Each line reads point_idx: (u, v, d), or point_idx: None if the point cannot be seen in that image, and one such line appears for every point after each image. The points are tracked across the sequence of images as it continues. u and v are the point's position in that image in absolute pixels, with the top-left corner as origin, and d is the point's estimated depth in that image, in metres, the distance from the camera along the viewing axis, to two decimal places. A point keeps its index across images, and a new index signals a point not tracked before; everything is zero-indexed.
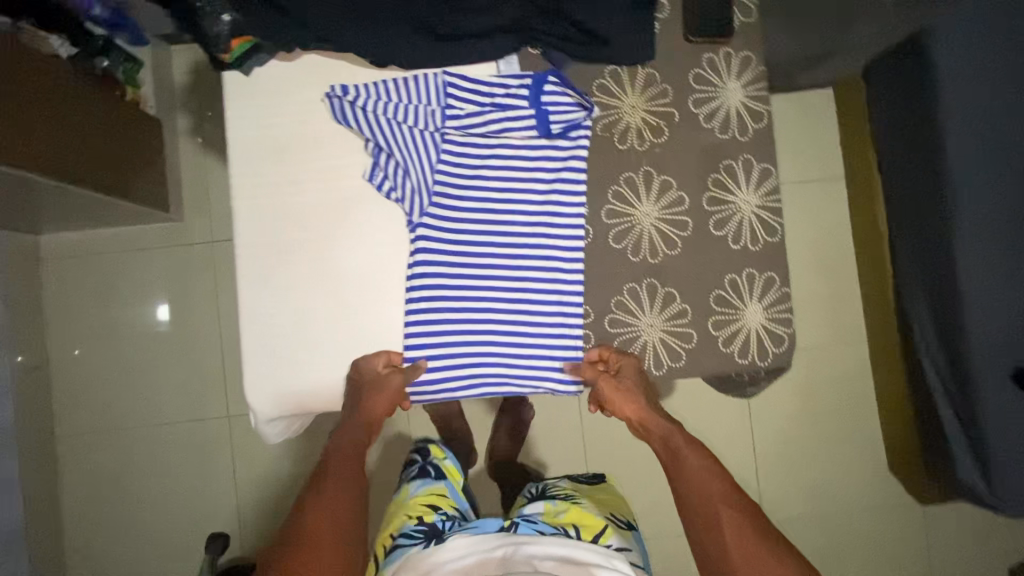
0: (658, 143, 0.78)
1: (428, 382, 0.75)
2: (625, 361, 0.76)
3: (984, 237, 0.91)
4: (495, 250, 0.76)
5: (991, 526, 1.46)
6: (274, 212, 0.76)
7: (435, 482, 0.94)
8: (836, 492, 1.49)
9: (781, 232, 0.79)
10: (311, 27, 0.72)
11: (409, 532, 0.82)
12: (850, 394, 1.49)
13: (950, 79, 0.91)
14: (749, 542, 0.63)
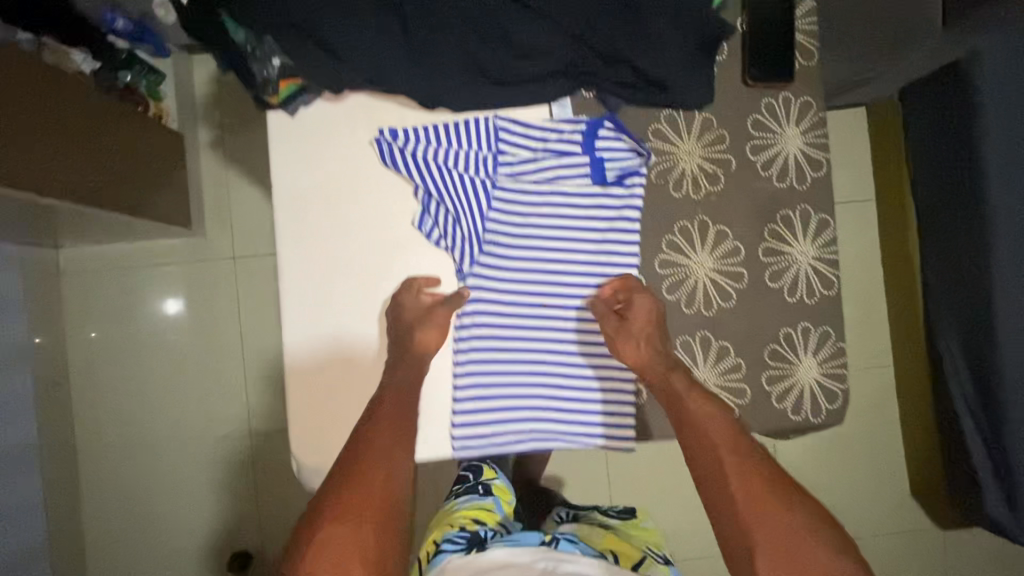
0: (715, 191, 0.76)
1: (477, 436, 0.74)
2: (636, 298, 0.72)
3: None
4: (547, 300, 0.75)
5: (1012, 554, 1.46)
6: (321, 257, 0.75)
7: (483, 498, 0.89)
8: (858, 516, 1.49)
9: (838, 284, 0.77)
10: (360, 70, 0.68)
11: (452, 537, 0.77)
12: (876, 419, 1.48)
13: None
14: (754, 486, 0.62)
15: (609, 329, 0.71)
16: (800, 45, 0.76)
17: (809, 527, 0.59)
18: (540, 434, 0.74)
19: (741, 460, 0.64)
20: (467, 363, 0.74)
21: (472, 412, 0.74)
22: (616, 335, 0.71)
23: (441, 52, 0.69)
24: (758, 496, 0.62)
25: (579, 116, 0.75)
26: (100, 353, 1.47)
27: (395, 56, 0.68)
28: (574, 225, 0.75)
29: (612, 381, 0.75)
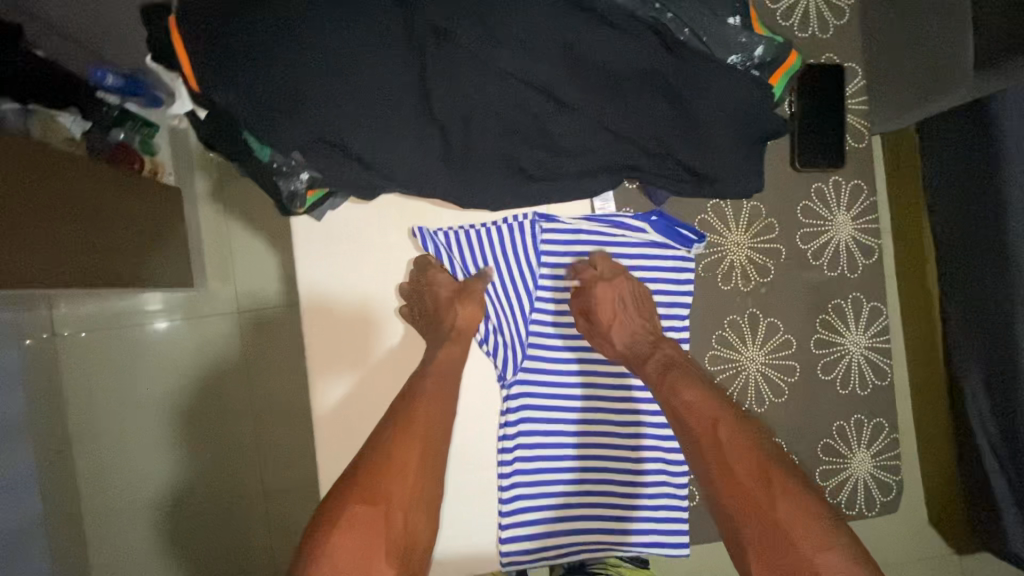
0: (764, 283, 0.73)
1: (527, 548, 0.71)
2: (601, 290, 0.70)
3: None
4: (594, 404, 0.73)
5: None
6: (357, 361, 0.71)
7: None
8: None
9: (891, 374, 0.75)
10: (396, 178, 0.62)
11: None
12: None
13: None
14: (736, 477, 0.60)
15: (583, 328, 0.73)
16: (849, 126, 0.75)
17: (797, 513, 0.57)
18: (589, 545, 0.73)
19: (724, 449, 0.62)
20: (513, 475, 0.71)
21: (521, 524, 0.71)
22: (590, 333, 0.73)
23: (482, 158, 0.63)
24: (740, 489, 0.59)
25: (623, 212, 0.72)
26: (106, 414, 1.41)
27: (434, 164, 0.62)
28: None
29: (663, 487, 0.74)
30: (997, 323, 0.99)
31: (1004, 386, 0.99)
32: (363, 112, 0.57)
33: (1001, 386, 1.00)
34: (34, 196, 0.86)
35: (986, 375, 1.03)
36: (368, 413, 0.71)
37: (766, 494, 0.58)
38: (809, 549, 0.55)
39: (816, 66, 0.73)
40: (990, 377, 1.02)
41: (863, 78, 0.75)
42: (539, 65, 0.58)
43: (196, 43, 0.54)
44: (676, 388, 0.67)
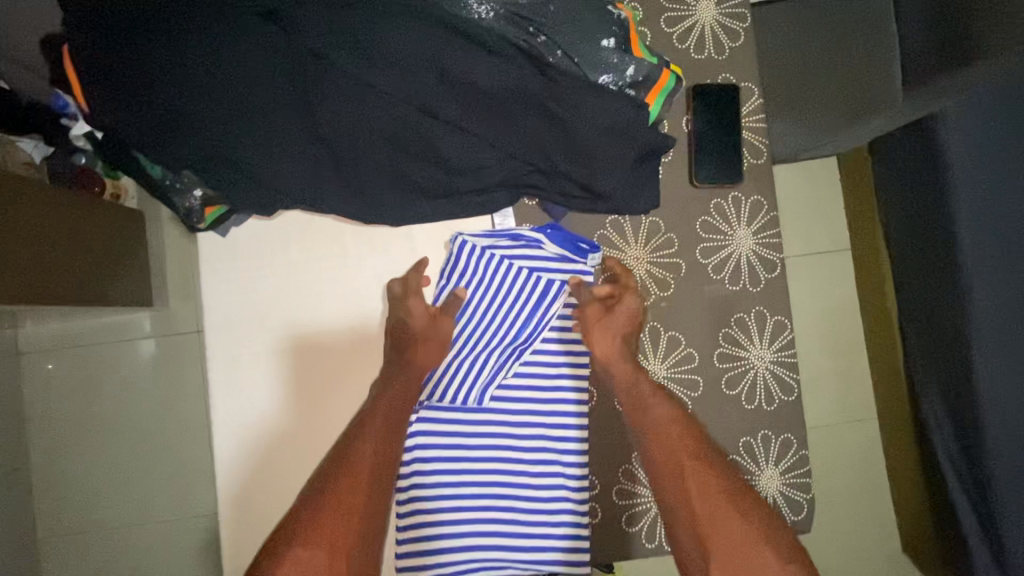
0: (664, 297, 0.74)
1: (423, 566, 0.70)
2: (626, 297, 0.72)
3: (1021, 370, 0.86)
4: (498, 427, 0.73)
5: None
6: (257, 372, 0.73)
7: None
8: None
9: (797, 388, 0.74)
10: (286, 192, 0.64)
11: None
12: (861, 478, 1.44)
13: None
14: (714, 493, 0.62)
15: (592, 316, 0.72)
16: (749, 144, 0.76)
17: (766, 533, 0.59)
18: (488, 564, 0.72)
19: (702, 469, 0.64)
20: (410, 489, 0.71)
21: (417, 540, 0.71)
22: (592, 323, 0.72)
23: (373, 175, 0.65)
24: (716, 505, 0.61)
25: (523, 227, 0.74)
26: (62, 433, 1.42)
27: (325, 181, 0.64)
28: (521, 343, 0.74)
29: (563, 502, 0.73)
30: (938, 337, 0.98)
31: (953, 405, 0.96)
32: (252, 131, 0.61)
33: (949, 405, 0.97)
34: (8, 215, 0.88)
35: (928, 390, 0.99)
36: (271, 431, 0.73)
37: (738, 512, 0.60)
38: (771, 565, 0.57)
39: (709, 87, 0.75)
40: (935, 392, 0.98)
41: (762, 97, 0.77)
42: (418, 87, 0.61)
43: (91, 74, 0.59)
44: (654, 406, 0.69)
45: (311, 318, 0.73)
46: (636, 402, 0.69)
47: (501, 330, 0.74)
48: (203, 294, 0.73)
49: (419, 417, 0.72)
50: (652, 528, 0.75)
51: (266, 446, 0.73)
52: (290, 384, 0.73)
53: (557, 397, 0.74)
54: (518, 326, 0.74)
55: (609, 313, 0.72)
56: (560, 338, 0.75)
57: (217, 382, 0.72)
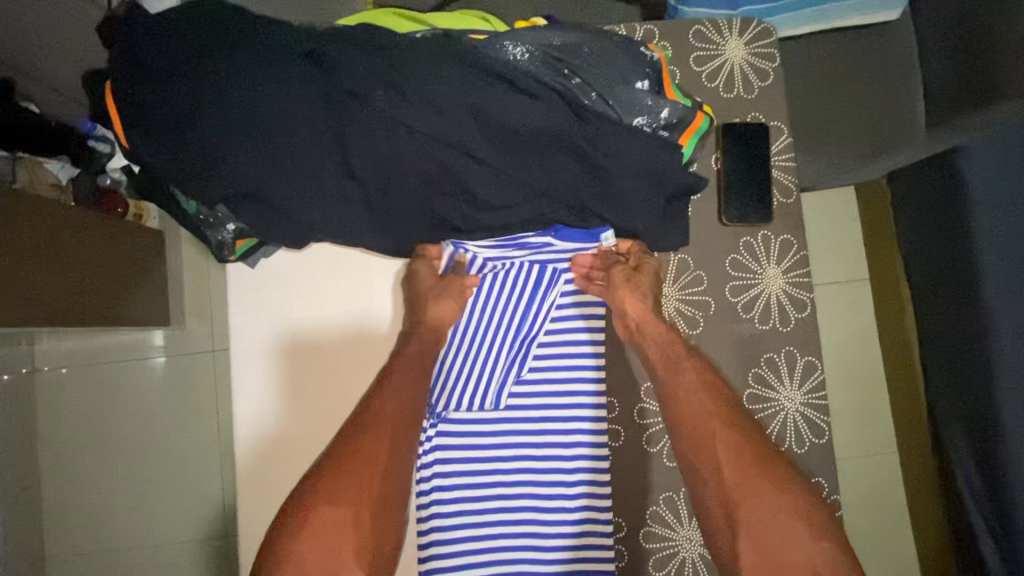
0: (693, 336, 0.73)
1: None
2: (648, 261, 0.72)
3: None
4: (520, 464, 0.71)
5: None
6: (281, 404, 0.72)
7: None
8: None
9: (828, 431, 0.72)
10: (318, 227, 0.64)
11: None
12: None
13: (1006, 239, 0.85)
14: (745, 459, 0.58)
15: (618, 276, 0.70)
16: (779, 182, 0.76)
17: (800, 504, 0.55)
18: None
19: (732, 433, 0.60)
20: (430, 531, 0.69)
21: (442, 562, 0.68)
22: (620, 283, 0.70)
23: (403, 210, 0.65)
24: (747, 472, 0.57)
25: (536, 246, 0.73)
26: (73, 451, 1.41)
27: (356, 217, 0.65)
28: (537, 367, 0.73)
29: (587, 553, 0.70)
30: None
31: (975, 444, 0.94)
32: (288, 168, 0.61)
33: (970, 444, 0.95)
34: (37, 239, 0.89)
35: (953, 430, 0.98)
36: (292, 463, 0.72)
37: (771, 481, 0.56)
38: (803, 539, 0.52)
39: (739, 125, 0.75)
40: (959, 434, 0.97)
41: (791, 136, 0.77)
42: (452, 127, 0.62)
43: (130, 114, 0.60)
44: (682, 370, 0.66)
45: (334, 349, 0.72)
46: (669, 363, 0.67)
47: (516, 345, 0.73)
48: (230, 322, 0.73)
49: (437, 431, 0.71)
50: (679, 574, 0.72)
51: (285, 482, 0.71)
52: (312, 420, 0.72)
53: (575, 419, 0.72)
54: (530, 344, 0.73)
55: (636, 273, 0.71)
56: (572, 357, 0.73)
57: (242, 410, 0.72)
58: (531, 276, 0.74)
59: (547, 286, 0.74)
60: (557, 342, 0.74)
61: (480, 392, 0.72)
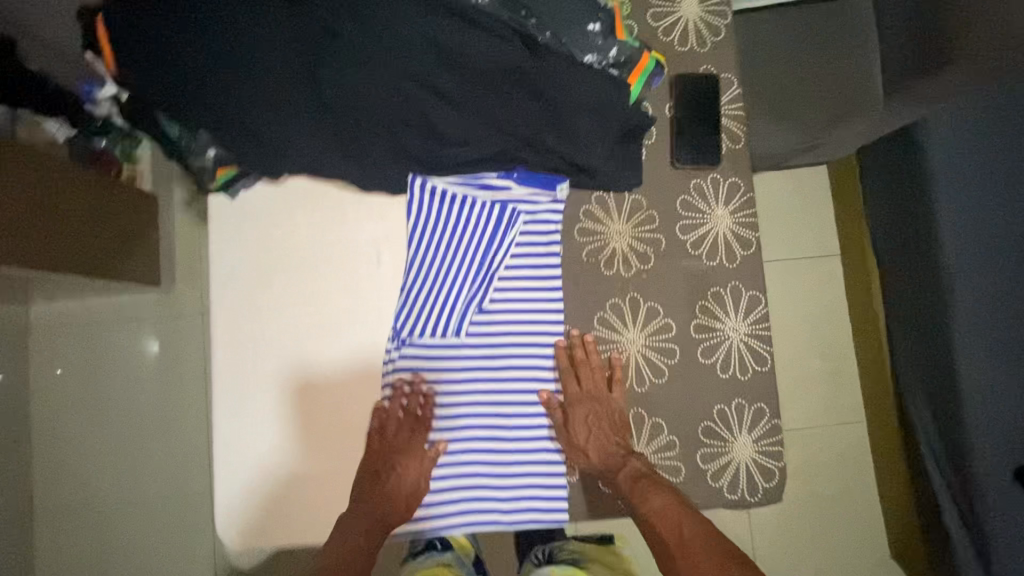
0: (645, 270, 0.78)
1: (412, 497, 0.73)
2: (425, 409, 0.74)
3: (985, 334, 0.93)
4: (480, 385, 0.75)
5: None
6: (253, 326, 0.75)
7: (442, 554, 0.90)
8: None
9: (770, 359, 0.77)
10: (295, 158, 0.70)
11: None
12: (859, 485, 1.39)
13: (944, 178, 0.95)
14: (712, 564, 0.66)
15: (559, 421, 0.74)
16: (728, 129, 0.81)
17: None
18: (474, 517, 0.73)
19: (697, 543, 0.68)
20: None
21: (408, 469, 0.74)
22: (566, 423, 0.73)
23: (372, 141, 0.71)
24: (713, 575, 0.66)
25: (497, 179, 0.76)
26: (63, 408, 1.44)
27: (328, 146, 0.70)
28: (496, 295, 0.76)
29: (540, 467, 0.74)
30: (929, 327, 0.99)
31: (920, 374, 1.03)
32: (265, 97, 0.67)
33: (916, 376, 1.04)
34: None
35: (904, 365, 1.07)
36: (259, 382, 0.75)
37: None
38: None
39: (689, 76, 0.80)
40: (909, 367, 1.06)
41: (740, 88, 0.82)
42: (417, 61, 0.67)
43: (123, 42, 0.65)
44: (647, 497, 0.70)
45: (310, 280, 0.76)
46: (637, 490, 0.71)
47: (477, 275, 0.75)
48: (208, 248, 0.76)
49: (401, 354, 0.75)
50: None
51: (257, 399, 0.74)
52: (283, 349, 0.75)
53: (534, 343, 0.76)
54: (491, 272, 0.75)
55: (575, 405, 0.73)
56: (531, 287, 0.76)
57: (218, 330, 0.75)
58: (494, 215, 0.75)
59: (507, 225, 0.75)
60: (521, 272, 0.76)
61: (444, 318, 0.75)
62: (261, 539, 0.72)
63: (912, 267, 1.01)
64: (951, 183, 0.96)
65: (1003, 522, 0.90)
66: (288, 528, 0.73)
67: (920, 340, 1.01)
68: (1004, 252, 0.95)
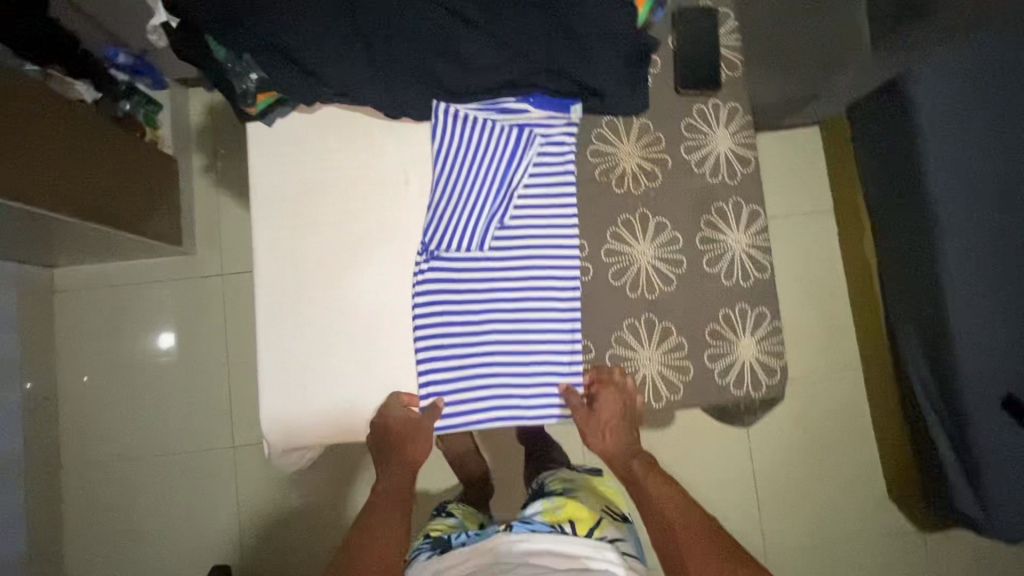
0: (653, 187, 0.84)
1: (442, 396, 0.79)
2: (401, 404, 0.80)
3: (973, 268, 0.99)
4: (504, 294, 0.81)
5: (1000, 556, 1.39)
6: (292, 245, 0.81)
7: (446, 517, 0.98)
8: (851, 526, 1.42)
9: (769, 267, 0.83)
10: (331, 84, 0.76)
11: (419, 547, 0.89)
12: (862, 426, 1.43)
13: (928, 113, 1.01)
14: (702, 552, 0.77)
15: (580, 419, 0.80)
16: (725, 58, 0.87)
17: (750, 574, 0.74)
18: (500, 415, 0.79)
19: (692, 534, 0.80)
20: (422, 350, 0.80)
21: (437, 371, 0.80)
22: (586, 423, 0.81)
23: (400, 65, 0.76)
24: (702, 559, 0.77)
25: (510, 101, 0.82)
26: (89, 366, 1.46)
27: (360, 69, 0.76)
28: (517, 211, 0.82)
29: (559, 365, 0.80)
30: (917, 256, 1.06)
31: (912, 316, 1.10)
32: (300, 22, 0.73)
33: (908, 318, 1.12)
34: None
35: (897, 309, 1.14)
36: (299, 295, 0.81)
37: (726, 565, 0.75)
38: None
39: (685, 10, 0.87)
40: (902, 313, 1.13)
41: (736, 21, 0.88)
42: None
43: None
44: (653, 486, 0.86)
45: (343, 201, 0.82)
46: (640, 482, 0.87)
47: (500, 193, 0.81)
48: (250, 174, 0.82)
49: (430, 266, 0.81)
50: (639, 389, 0.81)
51: (300, 308, 0.81)
52: (321, 264, 0.81)
53: (552, 253, 0.82)
54: (511, 190, 0.81)
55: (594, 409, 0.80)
56: (547, 205, 0.82)
57: (260, 248, 0.81)
58: (512, 138, 0.81)
59: (524, 147, 0.82)
60: (539, 190, 0.83)
61: (470, 232, 0.81)
62: (304, 439, 0.80)
63: (904, 200, 1.07)
64: (940, 115, 1.01)
65: (992, 447, 0.98)
66: (333, 428, 0.80)
67: (914, 278, 1.07)
68: (988, 182, 0.99)
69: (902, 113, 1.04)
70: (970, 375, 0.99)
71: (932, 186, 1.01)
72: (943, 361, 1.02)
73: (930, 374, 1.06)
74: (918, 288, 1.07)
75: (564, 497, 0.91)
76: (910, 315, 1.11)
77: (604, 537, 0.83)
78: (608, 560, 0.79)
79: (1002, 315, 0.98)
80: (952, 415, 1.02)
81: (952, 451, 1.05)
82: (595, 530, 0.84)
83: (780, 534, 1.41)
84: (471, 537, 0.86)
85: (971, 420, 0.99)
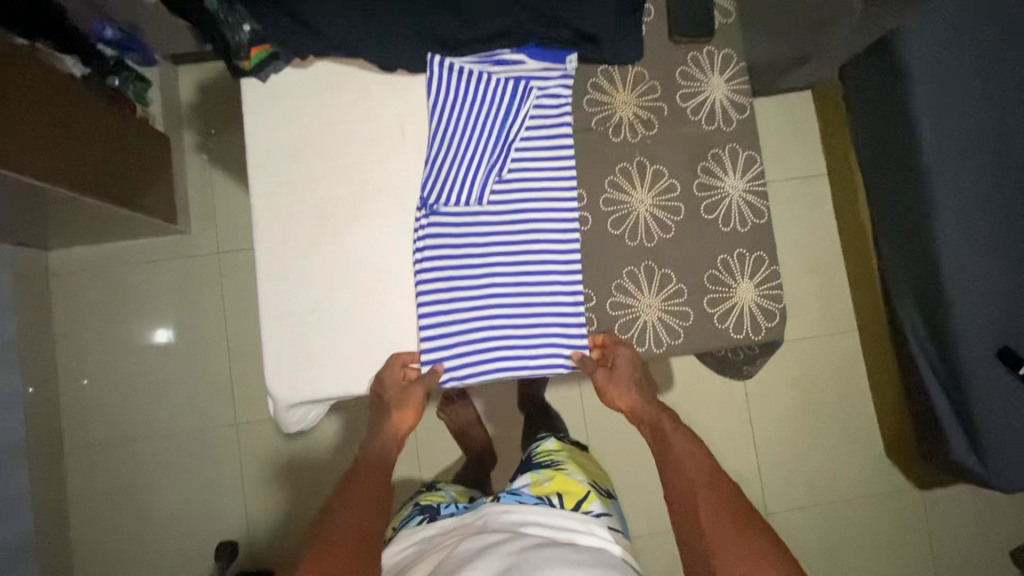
0: (650, 135, 0.85)
1: (443, 347, 0.79)
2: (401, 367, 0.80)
3: (964, 219, 1.00)
4: (504, 246, 0.81)
5: (995, 509, 1.42)
6: (291, 201, 0.81)
7: (437, 491, 0.97)
8: (850, 484, 1.43)
9: (766, 212, 0.84)
10: (325, 37, 0.77)
11: (407, 518, 0.88)
12: (860, 385, 1.45)
13: (916, 65, 1.00)
14: (718, 516, 0.73)
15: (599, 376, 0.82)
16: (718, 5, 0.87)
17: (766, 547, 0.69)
18: (503, 367, 0.80)
19: (710, 493, 0.76)
20: (423, 305, 0.80)
21: (439, 324, 0.79)
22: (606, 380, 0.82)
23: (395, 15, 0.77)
24: (719, 521, 0.73)
25: (505, 53, 0.82)
26: (89, 348, 1.45)
27: (355, 21, 0.76)
28: (514, 162, 0.82)
29: (560, 314, 0.81)
30: (906, 210, 1.06)
31: (904, 271, 1.10)
32: None
33: (901, 275, 1.12)
34: None
35: (891, 266, 1.14)
36: (298, 252, 0.81)
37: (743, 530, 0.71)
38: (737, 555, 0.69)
39: None
40: (895, 269, 1.13)
41: None
42: None
43: None
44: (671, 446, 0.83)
45: (340, 156, 0.82)
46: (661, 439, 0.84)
47: (498, 143, 0.81)
48: (246, 132, 0.82)
49: (429, 221, 0.81)
50: (641, 336, 0.82)
51: (300, 265, 0.81)
52: (319, 220, 0.81)
53: (550, 204, 0.82)
54: (508, 142, 0.81)
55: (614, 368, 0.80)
56: (545, 157, 0.82)
57: (259, 206, 0.81)
58: (508, 91, 0.81)
59: (521, 98, 0.81)
60: (536, 142, 0.83)
61: (468, 184, 0.81)
62: (306, 394, 0.80)
63: (892, 155, 1.07)
64: (926, 66, 1.00)
65: (988, 396, 0.99)
66: (336, 382, 0.80)
67: (904, 231, 1.07)
68: (976, 133, 1.00)
69: (886, 68, 1.04)
70: (962, 325, 0.99)
71: (923, 137, 1.00)
72: (937, 312, 1.02)
73: (923, 327, 1.07)
74: (910, 241, 1.07)
75: (553, 469, 0.90)
76: (904, 276, 1.10)
77: (591, 511, 0.82)
78: (597, 535, 0.78)
79: (991, 265, 0.99)
80: (947, 367, 1.02)
81: (948, 402, 1.06)
82: (581, 504, 0.83)
83: (781, 493, 1.43)
84: (461, 510, 0.87)
85: (967, 370, 0.99)
